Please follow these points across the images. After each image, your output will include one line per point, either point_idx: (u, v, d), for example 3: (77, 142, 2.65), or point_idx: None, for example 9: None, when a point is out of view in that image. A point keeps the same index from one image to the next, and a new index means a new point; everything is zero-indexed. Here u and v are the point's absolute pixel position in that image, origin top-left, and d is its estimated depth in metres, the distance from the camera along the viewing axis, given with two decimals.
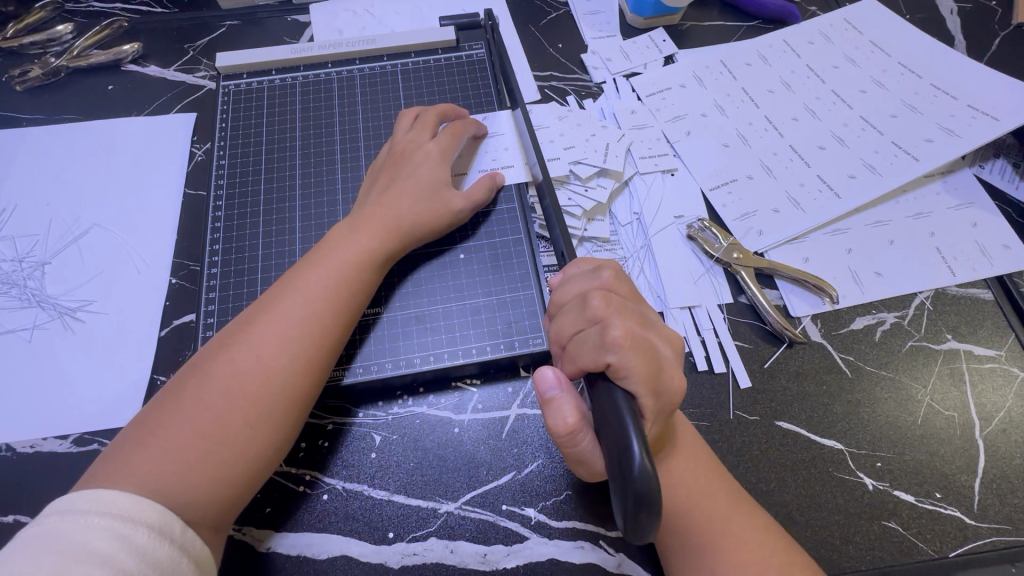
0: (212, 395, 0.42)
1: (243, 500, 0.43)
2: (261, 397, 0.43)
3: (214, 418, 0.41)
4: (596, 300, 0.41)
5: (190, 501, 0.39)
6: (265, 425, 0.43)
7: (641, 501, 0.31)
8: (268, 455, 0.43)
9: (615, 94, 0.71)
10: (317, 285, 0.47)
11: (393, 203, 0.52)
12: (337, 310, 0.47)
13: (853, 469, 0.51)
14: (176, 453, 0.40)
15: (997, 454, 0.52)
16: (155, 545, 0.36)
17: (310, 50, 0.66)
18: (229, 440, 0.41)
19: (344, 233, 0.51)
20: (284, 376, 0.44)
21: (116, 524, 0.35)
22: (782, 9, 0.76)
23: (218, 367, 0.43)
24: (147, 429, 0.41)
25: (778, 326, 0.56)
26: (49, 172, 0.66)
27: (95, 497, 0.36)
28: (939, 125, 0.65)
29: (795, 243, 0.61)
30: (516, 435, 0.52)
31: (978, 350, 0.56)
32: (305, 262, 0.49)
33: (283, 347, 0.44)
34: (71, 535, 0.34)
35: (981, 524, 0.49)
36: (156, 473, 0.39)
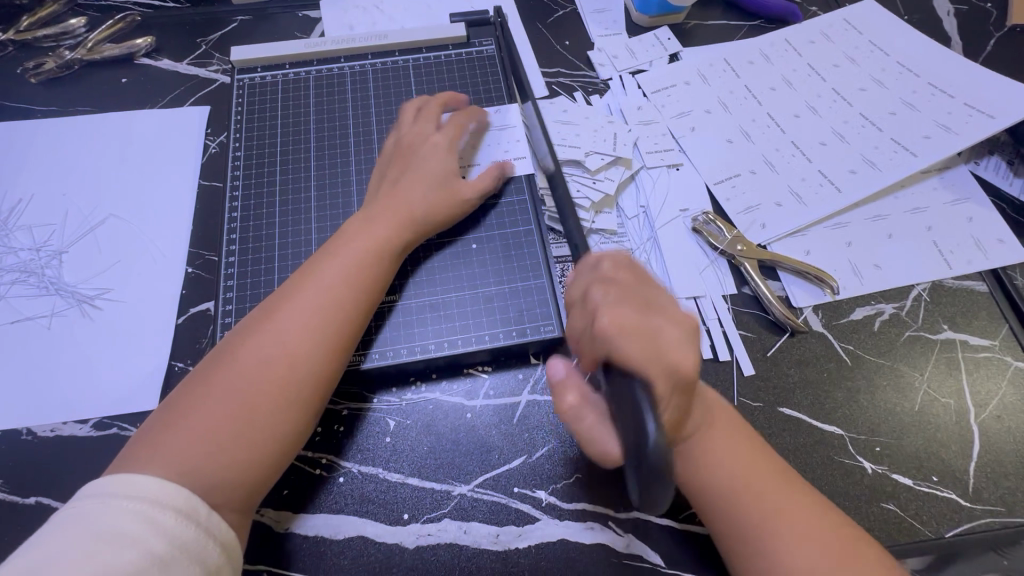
0: (238, 380, 0.43)
1: (270, 482, 0.44)
2: (286, 382, 0.44)
3: (242, 401, 0.43)
4: (596, 294, 0.43)
5: (220, 482, 0.40)
6: (289, 410, 0.44)
7: (655, 472, 0.33)
8: (293, 438, 0.44)
9: (621, 91, 0.72)
10: (337, 274, 0.49)
11: (407, 193, 0.54)
12: (358, 297, 0.49)
13: (853, 453, 0.53)
14: (206, 437, 0.41)
15: (991, 439, 0.54)
16: (181, 527, 0.37)
17: (323, 44, 0.67)
18: (257, 424, 0.43)
19: (360, 224, 0.52)
20: (307, 362, 0.45)
21: (143, 507, 0.37)
22: (783, 9, 0.77)
23: (243, 353, 0.45)
24: (176, 415, 0.42)
25: (781, 315, 0.57)
26: (64, 163, 0.67)
27: (127, 481, 0.38)
28: (936, 122, 0.67)
29: (796, 236, 0.63)
30: (527, 420, 0.54)
31: (973, 340, 0.58)
32: (324, 252, 0.51)
33: (305, 335, 0.46)
34: (102, 519, 0.35)
35: (975, 506, 0.51)
36: (187, 456, 0.40)
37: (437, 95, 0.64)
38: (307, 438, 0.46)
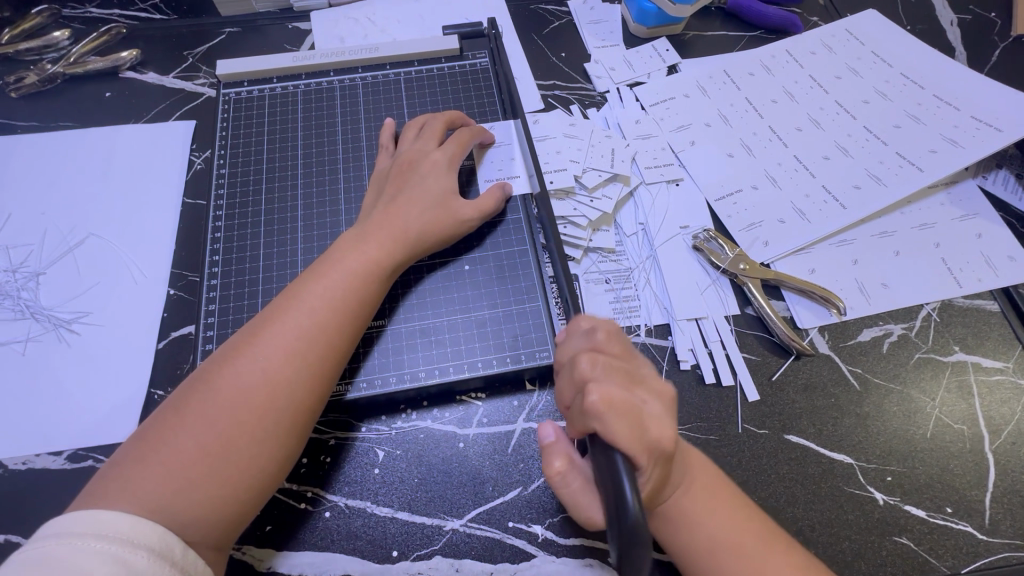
0: (217, 410, 0.41)
1: (248, 517, 0.41)
2: (264, 413, 0.42)
3: (219, 433, 0.40)
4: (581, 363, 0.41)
5: (193, 520, 0.38)
6: (270, 443, 0.42)
7: (633, 542, 0.30)
8: (273, 473, 0.42)
9: (618, 103, 0.70)
10: (323, 296, 0.46)
11: (408, 213, 0.52)
12: (346, 320, 0.47)
13: (863, 483, 0.51)
14: (178, 469, 0.39)
15: (1007, 467, 0.51)
16: (156, 569, 0.35)
17: (311, 58, 0.65)
18: (233, 456, 0.40)
19: (350, 244, 0.50)
20: (289, 390, 0.43)
21: (115, 549, 0.34)
22: (783, 20, 0.76)
23: (222, 378, 0.42)
24: (147, 446, 0.40)
25: (786, 337, 0.55)
26: (44, 181, 0.65)
27: (92, 520, 0.35)
28: (942, 135, 0.65)
29: (800, 254, 0.61)
30: (522, 450, 0.52)
31: (985, 362, 0.56)
32: (311, 273, 0.48)
33: (287, 362, 0.43)
34: (69, 560, 0.33)
35: (993, 540, 0.48)
36: (160, 490, 0.38)
37: (438, 113, 0.62)
38: (289, 472, 0.44)
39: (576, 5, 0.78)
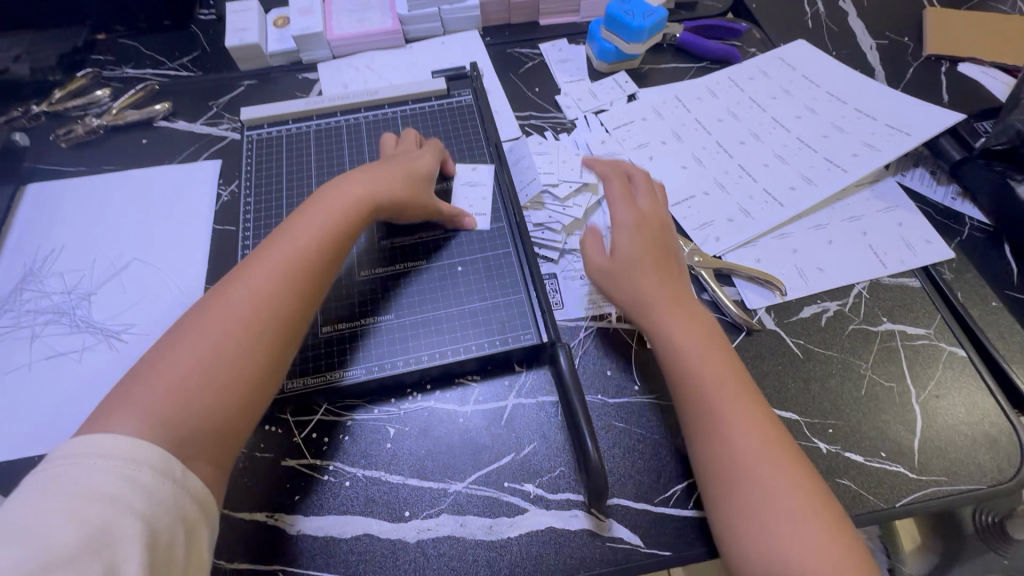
0: (209, 329, 0.48)
1: (239, 432, 0.48)
2: (253, 339, 0.49)
3: (212, 357, 0.47)
4: (622, 211, 0.61)
5: (193, 430, 0.44)
6: (255, 356, 0.49)
7: (595, 485, 0.49)
8: (259, 381, 0.49)
9: (586, 128, 0.81)
10: (300, 232, 0.55)
11: (374, 180, 0.61)
12: (319, 266, 0.55)
13: (809, 435, 0.58)
14: (177, 387, 0.45)
15: (932, 416, 0.60)
16: (158, 484, 0.40)
17: (322, 102, 0.77)
18: (226, 375, 0.47)
19: (320, 196, 0.59)
20: (271, 309, 0.51)
21: (118, 463, 0.39)
22: (724, 52, 0.88)
23: (210, 314, 0.49)
24: (147, 369, 0.46)
25: (737, 317, 0.64)
26: (92, 216, 0.75)
27: (97, 439, 0.40)
28: (863, 141, 0.76)
29: (747, 246, 0.70)
30: (513, 422, 0.60)
31: (910, 329, 0.65)
32: (286, 223, 0.57)
33: (269, 286, 0.51)
34: (77, 480, 0.37)
35: (921, 477, 0.56)
36: (160, 405, 0.43)
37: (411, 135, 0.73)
38: (273, 386, 0.51)
39: (546, 48, 0.91)
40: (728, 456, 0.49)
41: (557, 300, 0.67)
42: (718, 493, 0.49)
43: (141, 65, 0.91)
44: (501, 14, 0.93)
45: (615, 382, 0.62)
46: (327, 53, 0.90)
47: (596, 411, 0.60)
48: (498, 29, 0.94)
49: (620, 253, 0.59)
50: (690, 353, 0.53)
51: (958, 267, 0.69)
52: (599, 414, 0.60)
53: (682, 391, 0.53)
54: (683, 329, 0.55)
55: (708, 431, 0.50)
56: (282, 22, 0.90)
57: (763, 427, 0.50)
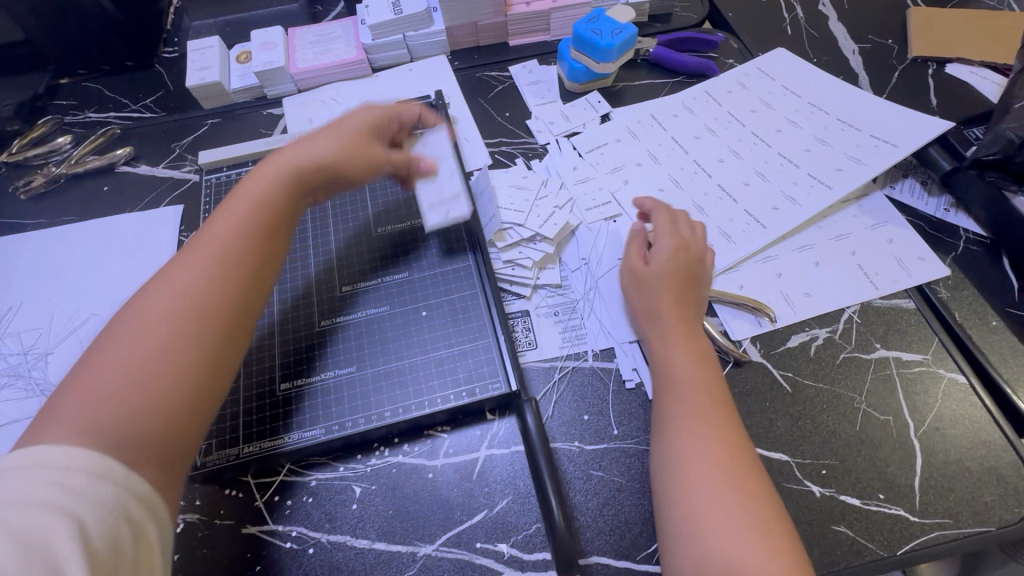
0: (147, 326, 0.46)
1: (192, 424, 0.46)
2: (191, 323, 0.47)
3: (150, 347, 0.45)
4: (666, 244, 0.62)
5: (137, 425, 0.42)
6: (199, 348, 0.47)
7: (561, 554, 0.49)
8: (206, 376, 0.47)
9: (558, 153, 0.78)
10: (237, 221, 0.54)
11: (311, 158, 0.60)
12: (256, 246, 0.53)
13: (801, 478, 0.55)
14: (114, 384, 0.43)
15: (932, 450, 0.56)
16: (98, 486, 0.38)
17: (282, 141, 0.74)
18: (165, 366, 0.45)
19: (253, 182, 0.58)
20: (212, 300, 0.49)
21: (51, 468, 0.37)
22: (700, 66, 0.85)
23: (143, 305, 0.47)
24: (84, 373, 0.43)
25: (723, 349, 0.61)
26: (51, 271, 0.72)
27: (31, 450, 0.38)
28: (847, 155, 0.72)
29: (730, 272, 0.67)
30: (485, 476, 0.56)
31: (906, 355, 0.61)
32: (222, 213, 0.55)
33: (207, 277, 0.50)
34: (10, 491, 0.36)
35: (924, 520, 0.52)
36: (97, 405, 0.42)
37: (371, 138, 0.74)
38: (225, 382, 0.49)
39: (516, 70, 0.88)
40: (699, 499, 0.47)
41: (530, 340, 0.64)
42: (677, 516, 0.48)
43: (104, 108, 0.89)
44: (469, 37, 0.90)
45: (592, 428, 0.58)
46: (291, 86, 0.87)
47: (573, 461, 0.56)
48: (466, 53, 0.91)
49: (652, 272, 0.60)
50: (691, 406, 0.52)
51: (954, 284, 0.65)
52: (576, 464, 0.56)
53: (675, 430, 0.51)
54: (694, 379, 0.54)
55: (686, 474, 0.49)
56: (244, 57, 0.88)
57: (750, 496, 0.47)
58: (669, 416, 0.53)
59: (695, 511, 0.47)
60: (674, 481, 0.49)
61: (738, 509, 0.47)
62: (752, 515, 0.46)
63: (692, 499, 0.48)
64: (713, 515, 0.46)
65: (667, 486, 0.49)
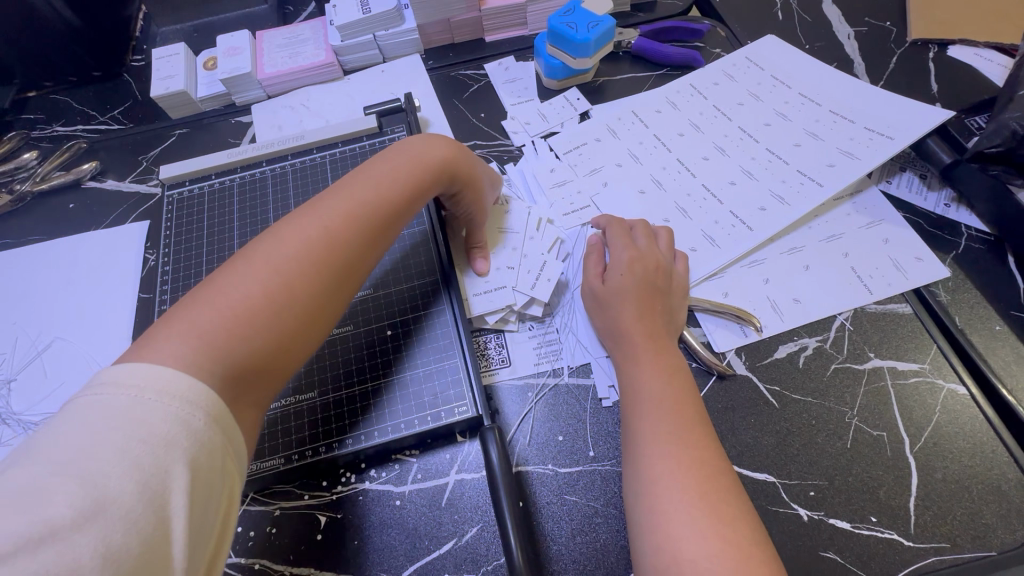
0: (283, 261, 0.42)
1: (279, 375, 0.42)
2: (332, 273, 0.45)
3: (280, 290, 0.42)
4: (622, 257, 0.60)
5: (247, 364, 0.39)
6: (319, 300, 0.44)
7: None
8: (313, 329, 0.44)
9: (534, 155, 0.75)
10: (386, 179, 0.52)
11: (423, 145, 0.56)
12: (397, 210, 0.51)
13: (787, 501, 0.51)
14: (232, 314, 0.39)
15: (928, 468, 0.52)
16: (212, 433, 0.34)
17: (245, 152, 0.72)
18: (283, 310, 0.41)
19: (410, 149, 0.56)
20: (345, 253, 0.46)
21: (172, 403, 0.33)
22: (686, 57, 0.80)
23: (279, 239, 0.44)
24: (215, 292, 0.40)
25: (708, 361, 0.58)
26: (16, 294, 0.71)
27: (153, 371, 0.34)
28: (840, 149, 0.68)
29: (713, 279, 0.63)
30: (454, 503, 0.54)
31: (902, 365, 0.57)
32: (365, 170, 0.52)
33: (346, 226, 0.47)
34: (135, 414, 0.32)
35: (919, 545, 0.49)
36: (222, 333, 0.38)
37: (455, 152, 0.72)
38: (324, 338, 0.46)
39: (492, 68, 0.84)
40: (673, 524, 0.44)
41: (503, 358, 0.61)
42: (652, 545, 0.44)
43: (70, 122, 0.86)
44: (443, 34, 0.86)
45: (567, 449, 0.56)
46: (260, 93, 0.84)
47: (546, 485, 0.54)
48: (441, 51, 0.87)
49: (611, 288, 0.58)
50: (659, 424, 0.49)
51: (955, 286, 0.61)
52: (549, 488, 0.54)
53: (640, 450, 0.49)
54: (663, 395, 0.51)
55: (656, 498, 0.46)
56: (211, 63, 0.84)
57: (726, 517, 0.44)
58: (636, 437, 0.50)
59: (670, 540, 0.43)
60: (645, 506, 0.46)
61: (714, 532, 0.43)
62: (729, 538, 0.43)
63: (665, 525, 0.44)
64: (687, 541, 0.43)
65: (639, 513, 0.46)
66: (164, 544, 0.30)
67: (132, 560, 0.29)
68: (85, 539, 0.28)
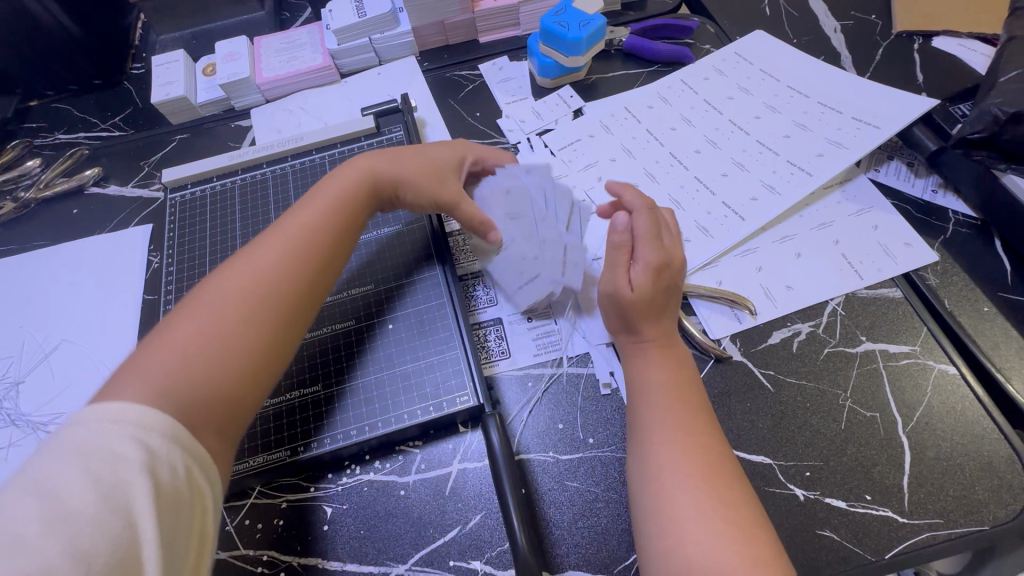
0: (218, 301, 0.46)
1: (240, 403, 0.45)
2: (270, 298, 0.48)
3: (218, 321, 0.45)
4: (652, 256, 0.57)
5: (198, 391, 0.42)
6: (263, 325, 0.47)
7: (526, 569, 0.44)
8: (265, 353, 0.47)
9: (530, 152, 0.76)
10: (315, 212, 0.56)
11: (359, 174, 0.60)
12: (331, 235, 0.55)
13: (784, 482, 0.52)
14: (177, 351, 0.42)
15: (921, 446, 0.53)
16: (168, 446, 0.37)
17: (245, 154, 0.73)
18: (227, 339, 0.45)
19: (333, 184, 0.59)
20: (280, 278, 0.49)
21: (128, 425, 0.36)
22: (675, 53, 0.82)
23: (213, 281, 0.48)
24: (160, 340, 0.43)
25: (704, 345, 0.59)
26: (22, 298, 0.72)
27: (101, 407, 0.37)
28: (828, 139, 0.69)
29: (708, 268, 0.64)
30: (458, 491, 0.55)
31: (893, 348, 0.58)
32: (295, 209, 0.57)
33: (277, 255, 0.51)
34: (92, 441, 0.35)
35: (913, 521, 0.50)
36: (171, 369, 0.41)
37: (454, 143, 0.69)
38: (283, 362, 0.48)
39: (486, 68, 0.86)
40: (677, 507, 0.45)
41: (503, 350, 0.62)
42: (655, 528, 0.45)
43: (72, 129, 0.87)
44: (438, 37, 0.88)
45: (567, 437, 0.57)
46: (259, 97, 0.86)
47: (547, 473, 0.55)
48: (436, 53, 0.89)
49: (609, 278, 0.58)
50: (667, 413, 0.50)
51: (944, 270, 0.62)
52: (550, 475, 0.55)
53: (647, 438, 0.50)
54: (670, 386, 0.52)
55: (661, 483, 0.47)
56: (210, 69, 0.86)
57: (729, 501, 0.45)
58: (643, 426, 0.51)
59: (673, 522, 0.45)
60: (649, 490, 0.47)
61: (716, 516, 0.44)
62: (732, 521, 0.44)
63: (668, 508, 0.45)
64: (690, 523, 0.44)
65: (643, 497, 0.47)
66: (135, 546, 0.33)
67: (107, 560, 0.32)
68: (56, 548, 0.31)
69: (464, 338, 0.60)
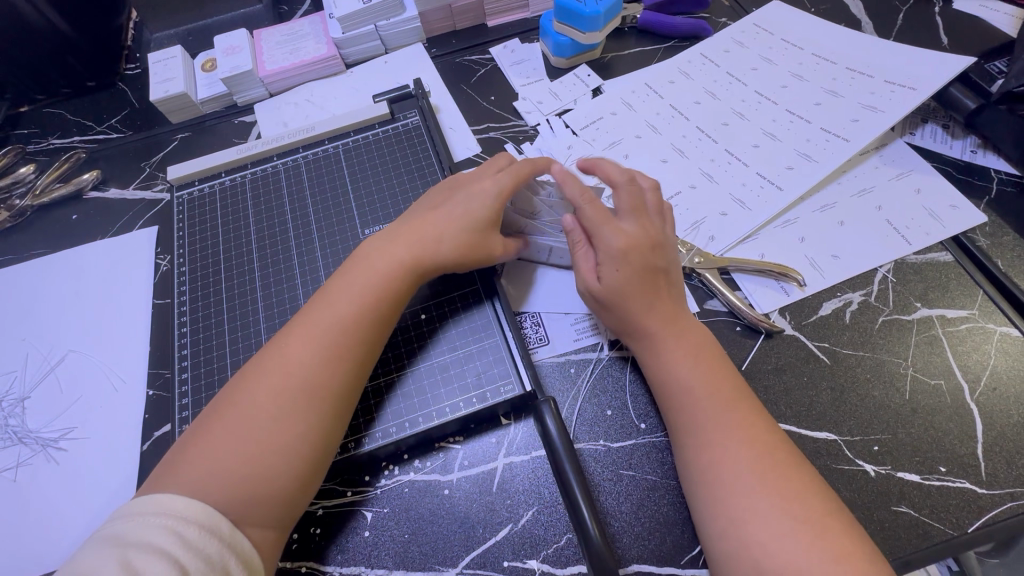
0: (258, 397, 0.46)
1: (285, 497, 0.45)
2: (307, 395, 0.47)
3: (258, 423, 0.45)
4: (619, 244, 0.52)
5: (241, 494, 0.43)
6: (297, 423, 0.46)
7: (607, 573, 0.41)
8: (305, 453, 0.46)
9: (550, 133, 0.73)
10: (362, 284, 0.53)
11: (408, 230, 0.56)
12: (373, 318, 0.51)
13: (851, 457, 0.50)
14: (219, 451, 0.44)
15: (991, 413, 0.51)
16: (203, 541, 0.40)
17: (254, 147, 0.70)
18: (263, 444, 0.45)
19: (381, 246, 0.56)
20: (311, 373, 0.48)
21: (169, 518, 0.40)
22: (693, 27, 0.79)
23: (262, 367, 0.48)
24: (209, 429, 0.45)
25: (753, 319, 0.56)
26: (23, 309, 0.68)
27: (156, 502, 0.41)
28: (861, 104, 0.67)
29: (748, 241, 0.62)
30: (507, 486, 0.52)
31: (951, 313, 0.56)
32: (345, 273, 0.54)
33: (318, 347, 0.49)
34: (136, 532, 0.39)
35: (992, 492, 0.47)
36: (213, 471, 0.43)
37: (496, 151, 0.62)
38: (326, 455, 0.47)
39: (497, 51, 0.83)
40: (737, 508, 0.42)
41: (541, 336, 0.59)
42: (720, 531, 0.42)
43: (66, 133, 0.83)
44: (444, 22, 0.85)
45: (617, 423, 0.53)
46: (262, 91, 0.82)
47: (600, 462, 0.52)
48: (443, 39, 0.86)
49: (604, 283, 0.52)
50: (702, 411, 0.47)
51: (993, 231, 0.60)
52: (603, 465, 0.52)
53: (694, 430, 0.47)
54: (694, 382, 0.48)
55: (715, 481, 0.44)
56: (209, 66, 0.82)
57: (795, 490, 0.42)
58: (682, 426, 0.48)
59: (736, 523, 0.42)
60: (704, 491, 0.44)
61: (783, 508, 0.41)
62: (799, 515, 0.41)
63: (728, 510, 0.42)
64: (756, 523, 0.41)
65: (700, 498, 0.44)
66: None
67: None
68: None
69: (504, 327, 0.57)
